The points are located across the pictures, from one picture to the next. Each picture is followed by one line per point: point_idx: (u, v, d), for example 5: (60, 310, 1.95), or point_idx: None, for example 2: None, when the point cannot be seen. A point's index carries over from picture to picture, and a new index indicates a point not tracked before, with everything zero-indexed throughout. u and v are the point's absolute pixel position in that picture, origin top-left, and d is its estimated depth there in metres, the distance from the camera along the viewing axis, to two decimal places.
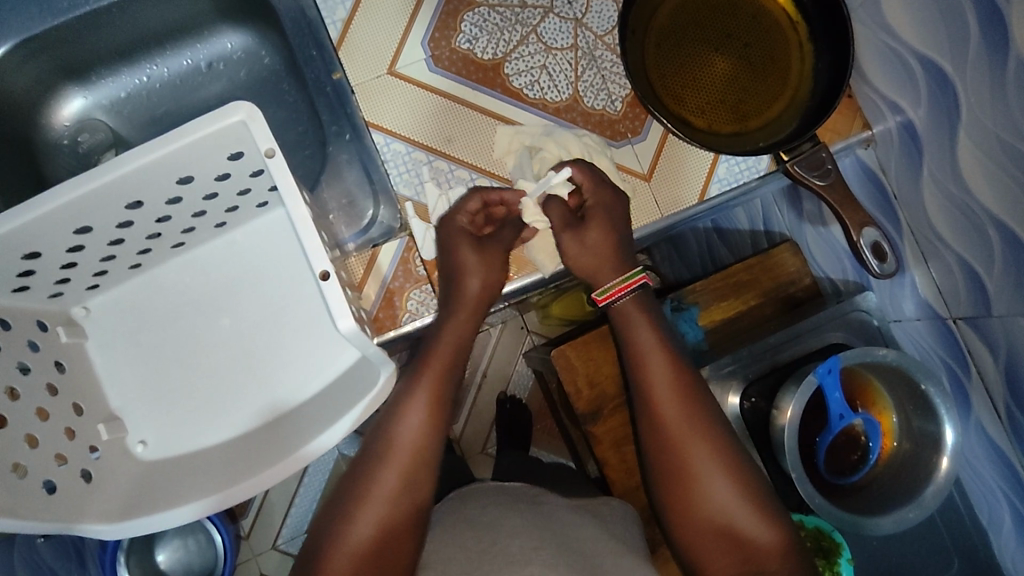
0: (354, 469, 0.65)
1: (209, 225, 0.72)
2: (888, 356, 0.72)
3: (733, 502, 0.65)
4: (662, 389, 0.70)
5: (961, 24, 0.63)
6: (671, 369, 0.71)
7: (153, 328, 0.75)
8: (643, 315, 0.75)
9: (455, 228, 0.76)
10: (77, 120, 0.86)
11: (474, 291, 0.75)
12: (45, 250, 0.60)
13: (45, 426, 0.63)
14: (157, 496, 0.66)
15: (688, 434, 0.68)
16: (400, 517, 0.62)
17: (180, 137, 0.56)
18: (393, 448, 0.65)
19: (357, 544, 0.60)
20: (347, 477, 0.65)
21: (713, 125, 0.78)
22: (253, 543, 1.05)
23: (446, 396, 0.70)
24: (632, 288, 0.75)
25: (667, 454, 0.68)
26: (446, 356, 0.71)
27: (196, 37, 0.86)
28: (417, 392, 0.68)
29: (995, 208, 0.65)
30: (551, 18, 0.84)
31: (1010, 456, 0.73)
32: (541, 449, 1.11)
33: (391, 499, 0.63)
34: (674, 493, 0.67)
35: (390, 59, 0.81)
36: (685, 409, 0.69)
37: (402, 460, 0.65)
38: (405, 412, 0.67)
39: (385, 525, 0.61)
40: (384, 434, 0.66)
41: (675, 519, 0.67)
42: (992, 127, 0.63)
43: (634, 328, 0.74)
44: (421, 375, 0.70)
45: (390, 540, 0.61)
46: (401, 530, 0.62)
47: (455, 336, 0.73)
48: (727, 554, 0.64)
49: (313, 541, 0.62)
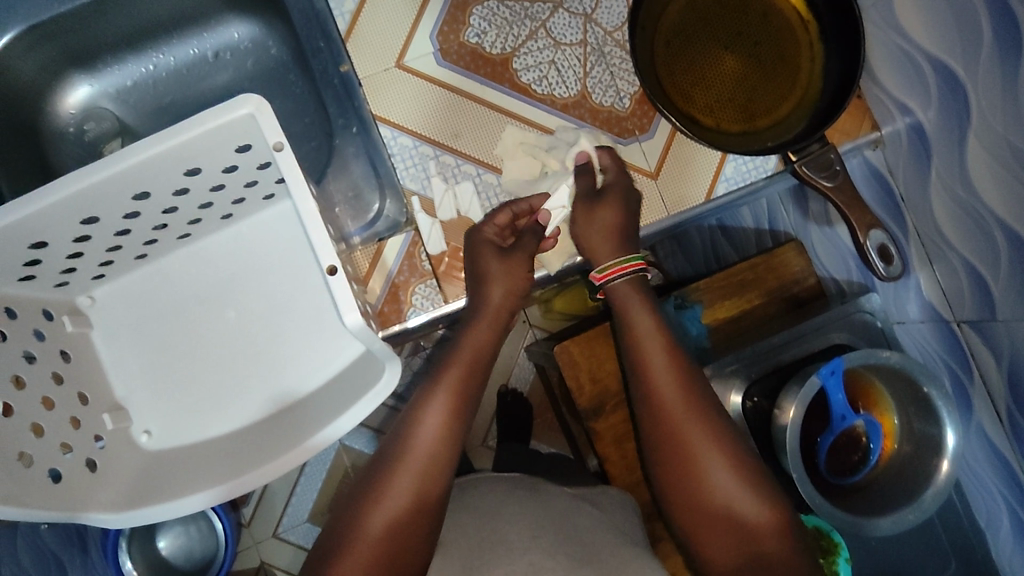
0: (370, 474, 0.66)
1: (215, 216, 0.72)
2: (891, 358, 0.72)
3: (738, 494, 0.65)
4: (663, 382, 0.70)
5: (974, 27, 0.62)
6: (671, 363, 0.70)
7: (156, 318, 0.75)
8: (638, 300, 0.75)
9: (482, 240, 0.76)
10: (83, 108, 0.85)
11: (499, 294, 0.75)
12: (51, 240, 0.60)
13: (50, 415, 0.63)
14: (162, 486, 0.67)
15: (686, 424, 0.68)
16: (410, 513, 0.62)
17: (189, 128, 0.56)
18: (411, 443, 0.66)
19: (366, 544, 0.60)
20: (360, 485, 0.66)
21: (721, 124, 0.78)
22: (253, 531, 1.05)
23: (467, 400, 0.70)
24: (628, 271, 0.75)
25: (670, 446, 0.68)
26: (465, 365, 0.71)
27: (203, 27, 0.86)
28: (439, 390, 0.69)
29: (1001, 212, 0.65)
30: (560, 13, 0.83)
31: (1009, 459, 0.73)
32: (541, 443, 1.11)
33: (401, 504, 0.62)
34: (682, 488, 0.67)
35: (398, 52, 0.81)
36: (693, 405, 0.69)
37: (416, 468, 0.64)
38: (422, 421, 0.67)
39: (394, 521, 0.61)
40: (400, 441, 0.66)
41: (681, 509, 0.67)
42: (1001, 131, 0.63)
43: (630, 310, 0.74)
44: (438, 382, 0.70)
45: (399, 538, 0.61)
46: (410, 524, 0.62)
47: (473, 347, 0.73)
48: (728, 539, 0.64)
49: (327, 539, 0.62)
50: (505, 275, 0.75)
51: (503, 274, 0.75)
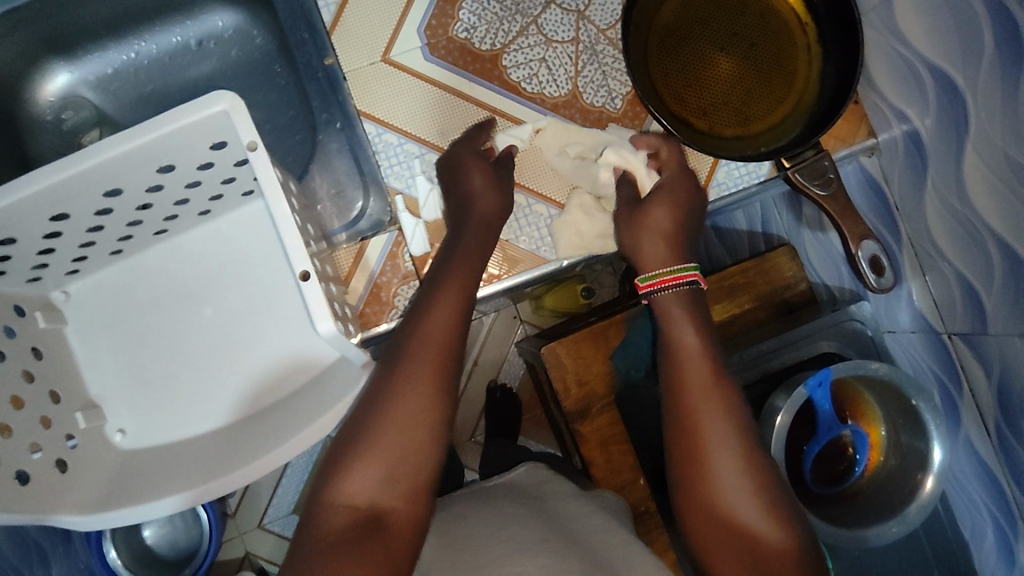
0: (351, 426, 0.59)
1: (192, 213, 0.70)
2: (879, 370, 0.71)
3: (747, 504, 0.61)
4: (695, 378, 0.67)
5: (976, 36, 0.60)
6: (706, 362, 0.68)
7: (133, 315, 0.74)
8: (684, 311, 0.71)
9: (477, 216, 0.72)
10: (62, 96, 0.83)
11: (463, 253, 0.70)
12: (21, 236, 0.59)
13: (21, 414, 0.62)
14: (137, 487, 0.67)
15: (706, 421, 0.65)
16: (400, 479, 0.56)
17: (160, 126, 0.54)
18: (395, 405, 0.58)
19: (351, 508, 0.54)
20: (341, 438, 0.59)
21: (715, 127, 0.76)
22: (239, 521, 1.04)
23: (456, 353, 0.64)
24: (681, 282, 0.73)
25: (686, 442, 0.65)
26: (452, 310, 0.65)
27: (186, 14, 0.84)
28: (426, 342, 0.62)
29: (996, 225, 0.64)
30: (552, 9, 0.81)
31: (996, 473, 0.72)
32: (529, 439, 1.09)
33: (387, 462, 0.56)
34: (691, 489, 0.64)
35: (385, 45, 0.78)
36: (717, 395, 0.66)
37: (405, 421, 0.58)
38: (409, 368, 0.60)
39: (382, 482, 0.56)
40: (385, 390, 0.59)
41: (687, 513, 0.64)
42: (1001, 144, 0.61)
43: (673, 321, 0.71)
44: (426, 328, 0.63)
45: (388, 501, 0.55)
46: (400, 486, 0.56)
47: (457, 295, 0.66)
48: (728, 548, 0.60)
49: (309, 501, 0.57)
50: (465, 254, 0.70)
51: (474, 254, 0.71)
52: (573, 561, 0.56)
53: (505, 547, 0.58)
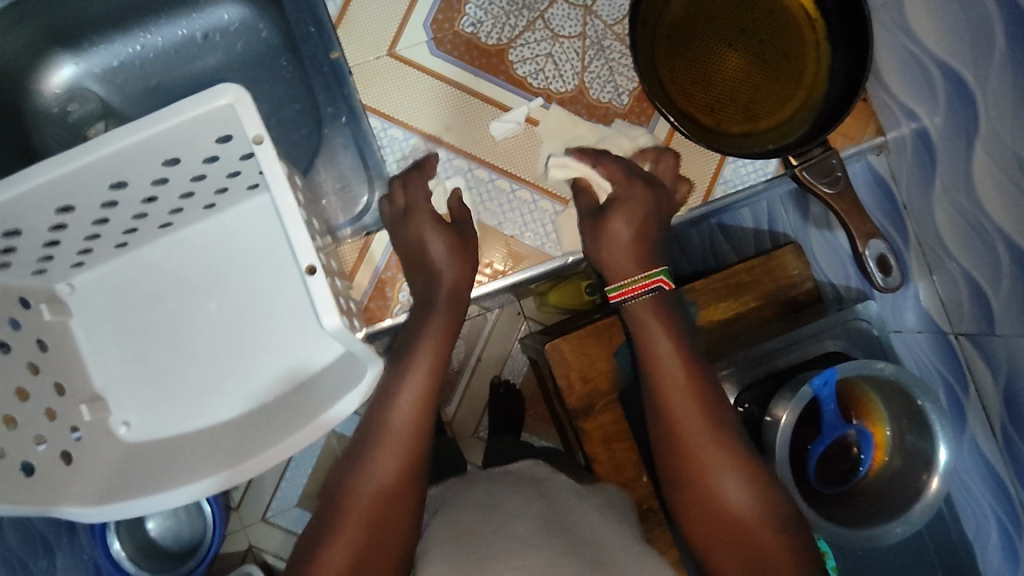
0: (350, 456, 0.66)
1: (197, 206, 0.70)
2: (885, 370, 0.70)
3: (740, 494, 0.63)
4: (671, 377, 0.68)
5: (987, 33, 0.60)
6: (681, 360, 0.69)
7: (137, 308, 0.74)
8: (652, 313, 0.72)
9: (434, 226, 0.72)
10: (68, 88, 0.83)
11: (455, 268, 0.73)
12: (25, 227, 0.59)
13: (25, 407, 0.61)
14: (141, 479, 0.67)
15: (684, 416, 0.67)
16: (396, 496, 0.62)
17: (165, 119, 0.54)
18: (389, 431, 0.65)
19: (353, 524, 0.60)
20: (342, 468, 0.66)
21: (722, 124, 0.76)
22: (242, 514, 1.04)
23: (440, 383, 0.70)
24: (645, 289, 0.73)
25: (671, 441, 0.67)
26: (437, 341, 0.71)
27: (192, 7, 0.84)
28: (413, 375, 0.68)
29: (1005, 224, 0.63)
30: (559, 4, 0.81)
31: (1001, 474, 0.72)
32: (532, 435, 1.09)
33: (384, 483, 0.63)
34: (680, 493, 0.66)
35: (390, 40, 0.79)
36: (694, 389, 0.68)
37: (397, 449, 0.64)
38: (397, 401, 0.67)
39: (379, 499, 0.62)
40: (378, 424, 0.66)
41: (682, 512, 0.66)
42: (1011, 143, 0.60)
43: (650, 330, 0.71)
44: (413, 363, 0.69)
45: (386, 514, 0.61)
46: (396, 501, 0.62)
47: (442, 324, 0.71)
48: (724, 545, 0.62)
49: (317, 520, 0.63)
50: (455, 263, 0.72)
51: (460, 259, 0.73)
52: (575, 558, 0.56)
53: (504, 542, 0.58)
